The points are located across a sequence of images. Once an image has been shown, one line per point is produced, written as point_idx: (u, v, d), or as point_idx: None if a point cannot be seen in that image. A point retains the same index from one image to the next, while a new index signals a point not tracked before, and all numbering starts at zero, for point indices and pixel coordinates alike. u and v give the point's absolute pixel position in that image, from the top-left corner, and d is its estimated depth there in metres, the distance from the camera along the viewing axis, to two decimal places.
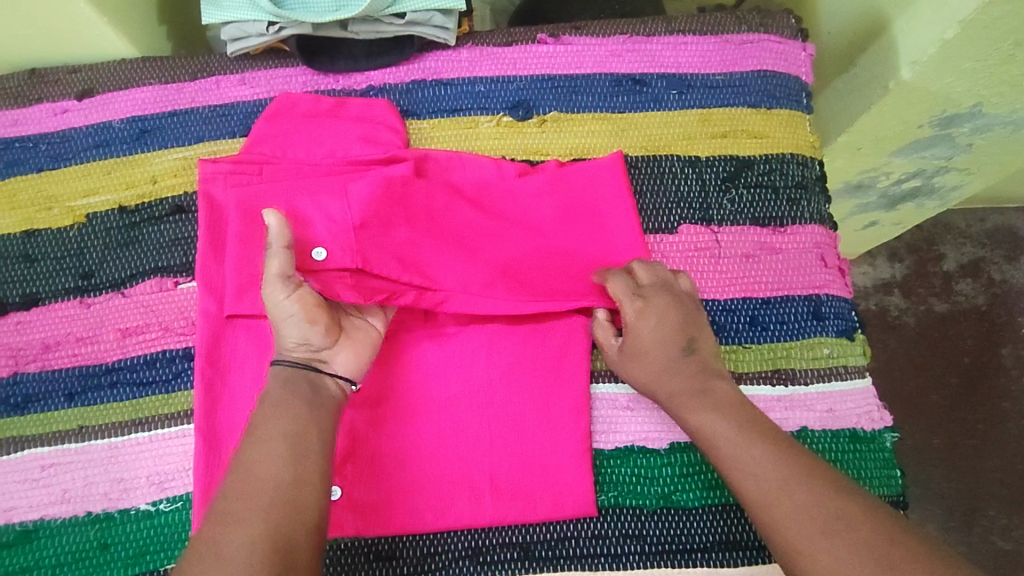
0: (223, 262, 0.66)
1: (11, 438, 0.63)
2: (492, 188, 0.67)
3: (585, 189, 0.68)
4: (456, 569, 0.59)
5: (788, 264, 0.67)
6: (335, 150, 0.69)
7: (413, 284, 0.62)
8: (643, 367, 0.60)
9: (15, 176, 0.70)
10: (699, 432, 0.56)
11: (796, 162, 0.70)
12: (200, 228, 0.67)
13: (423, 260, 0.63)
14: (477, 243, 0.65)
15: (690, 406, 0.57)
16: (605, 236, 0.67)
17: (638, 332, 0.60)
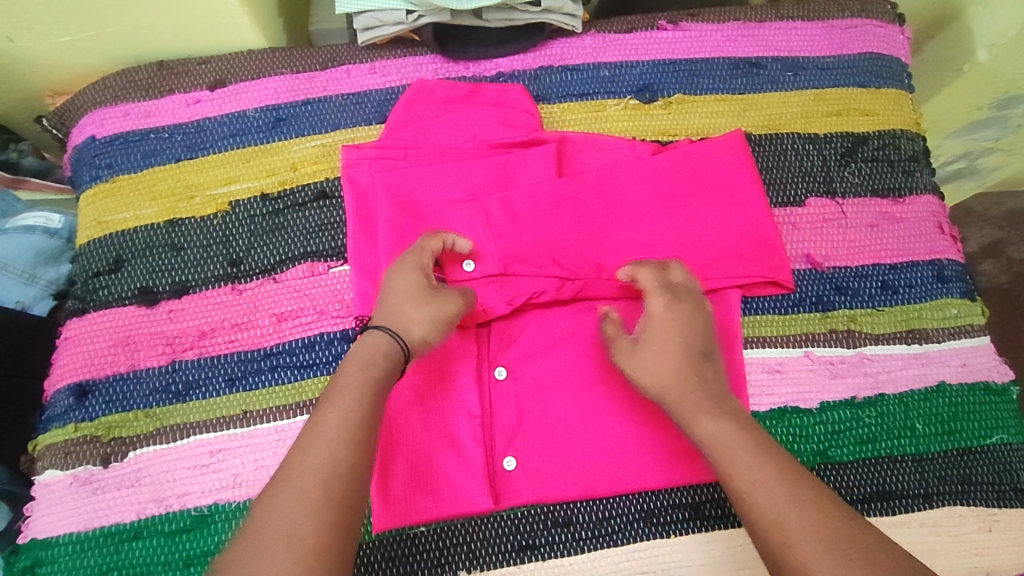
0: (375, 246, 0.66)
1: (175, 426, 0.62)
2: (632, 164, 0.68)
3: (718, 161, 0.69)
4: (632, 533, 0.61)
5: (910, 231, 0.71)
6: (476, 134, 0.71)
7: (553, 276, 0.65)
8: (655, 361, 0.56)
9: (153, 166, 0.70)
10: (705, 440, 0.52)
11: (906, 138, 0.75)
12: (347, 213, 0.67)
13: (560, 251, 0.66)
14: (614, 227, 0.67)
15: (699, 412, 0.53)
16: (740, 208, 0.68)
17: (655, 328, 0.57)
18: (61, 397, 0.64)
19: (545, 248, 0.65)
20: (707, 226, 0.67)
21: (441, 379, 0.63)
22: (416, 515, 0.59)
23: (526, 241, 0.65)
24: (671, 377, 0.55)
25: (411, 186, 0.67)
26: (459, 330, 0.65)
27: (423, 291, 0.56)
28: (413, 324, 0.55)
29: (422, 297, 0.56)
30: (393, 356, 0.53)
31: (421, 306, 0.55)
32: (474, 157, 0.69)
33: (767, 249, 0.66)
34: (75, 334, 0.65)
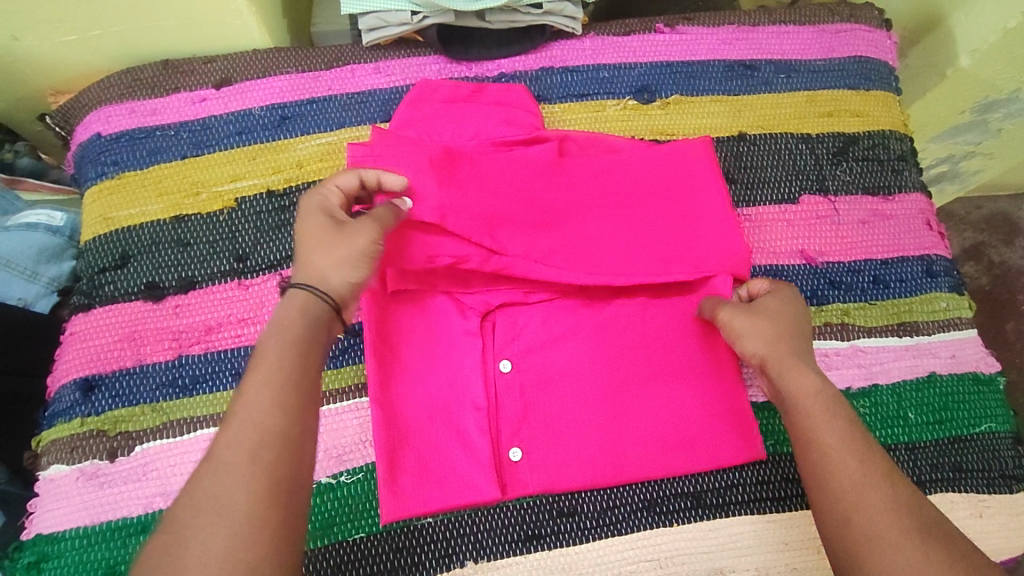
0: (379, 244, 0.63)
1: (182, 420, 0.63)
2: (610, 170, 0.70)
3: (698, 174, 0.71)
4: (636, 521, 0.62)
5: (900, 227, 0.74)
6: (479, 132, 0.72)
7: (480, 246, 0.65)
8: (766, 325, 0.58)
9: (158, 164, 0.71)
10: (801, 397, 0.54)
11: (895, 138, 0.77)
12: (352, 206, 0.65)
13: (496, 224, 0.66)
14: (567, 216, 0.68)
15: (803, 369, 0.56)
16: (705, 212, 0.70)
17: (774, 304, 0.60)
18: (67, 392, 0.64)
19: (481, 215, 0.66)
20: (667, 227, 0.68)
21: (446, 370, 0.64)
22: (422, 504, 0.60)
23: (465, 208, 0.66)
24: (776, 338, 0.57)
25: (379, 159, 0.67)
26: (464, 322, 0.66)
27: (327, 228, 0.53)
28: (319, 265, 0.52)
29: (325, 234, 0.53)
30: (307, 313, 0.50)
31: (326, 244, 0.52)
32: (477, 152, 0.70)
33: (723, 249, 0.68)
34: (81, 330, 0.66)
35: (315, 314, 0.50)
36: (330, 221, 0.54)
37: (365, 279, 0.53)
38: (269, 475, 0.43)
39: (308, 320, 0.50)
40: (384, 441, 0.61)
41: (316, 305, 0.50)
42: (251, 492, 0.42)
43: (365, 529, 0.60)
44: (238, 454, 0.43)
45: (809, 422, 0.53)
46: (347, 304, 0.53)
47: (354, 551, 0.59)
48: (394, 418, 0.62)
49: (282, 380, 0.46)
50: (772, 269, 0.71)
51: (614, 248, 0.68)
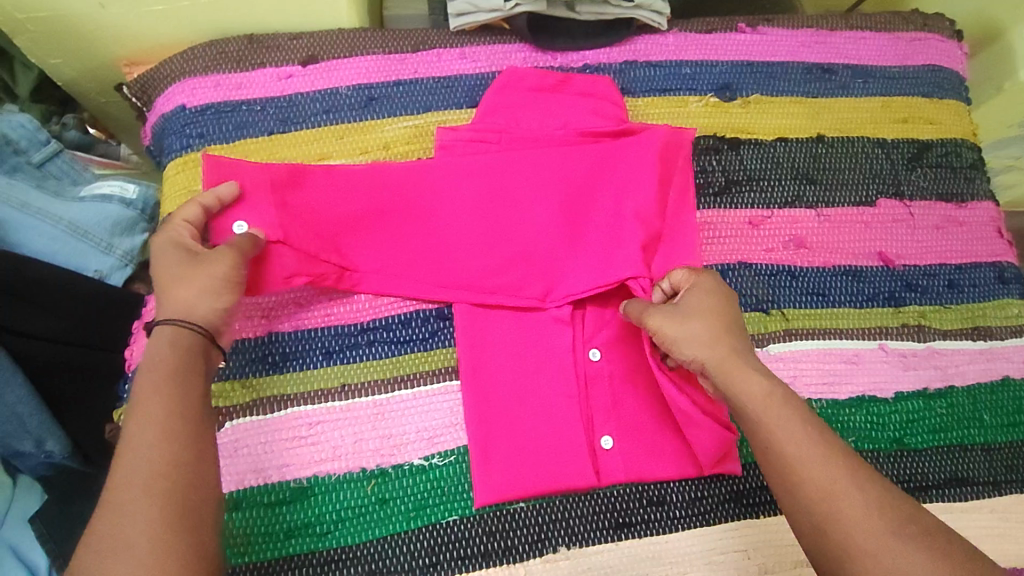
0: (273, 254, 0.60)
1: (273, 396, 0.62)
2: (500, 174, 0.68)
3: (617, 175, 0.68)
4: (723, 512, 0.63)
5: (972, 234, 0.75)
6: (566, 122, 0.73)
7: (333, 264, 0.63)
8: (696, 325, 0.56)
9: (244, 139, 0.71)
10: (747, 401, 0.52)
11: (967, 147, 0.79)
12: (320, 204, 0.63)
13: (345, 237, 0.64)
14: (434, 225, 0.66)
15: (744, 367, 0.54)
16: (613, 207, 0.67)
17: (699, 298, 0.58)
18: None
19: (327, 229, 0.63)
20: (553, 228, 0.67)
21: (536, 355, 0.65)
22: (510, 490, 0.60)
23: (306, 222, 0.62)
24: (708, 337, 0.55)
25: (224, 176, 0.62)
26: (555, 309, 0.66)
27: (179, 261, 0.55)
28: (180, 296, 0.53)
29: (175, 267, 0.54)
30: (173, 347, 0.51)
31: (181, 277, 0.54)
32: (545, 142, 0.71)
33: (620, 248, 0.65)
34: None
35: (183, 347, 0.51)
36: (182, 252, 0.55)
37: (232, 302, 0.55)
38: (168, 506, 0.45)
39: (176, 353, 0.51)
40: (473, 427, 0.62)
41: (186, 336, 0.51)
42: (149, 522, 0.44)
43: (458, 512, 0.60)
44: (131, 494, 0.44)
45: (763, 426, 0.51)
46: (220, 331, 0.54)
47: (447, 533, 0.60)
48: (486, 404, 0.63)
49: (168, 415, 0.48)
50: (851, 270, 0.72)
51: (487, 259, 0.66)
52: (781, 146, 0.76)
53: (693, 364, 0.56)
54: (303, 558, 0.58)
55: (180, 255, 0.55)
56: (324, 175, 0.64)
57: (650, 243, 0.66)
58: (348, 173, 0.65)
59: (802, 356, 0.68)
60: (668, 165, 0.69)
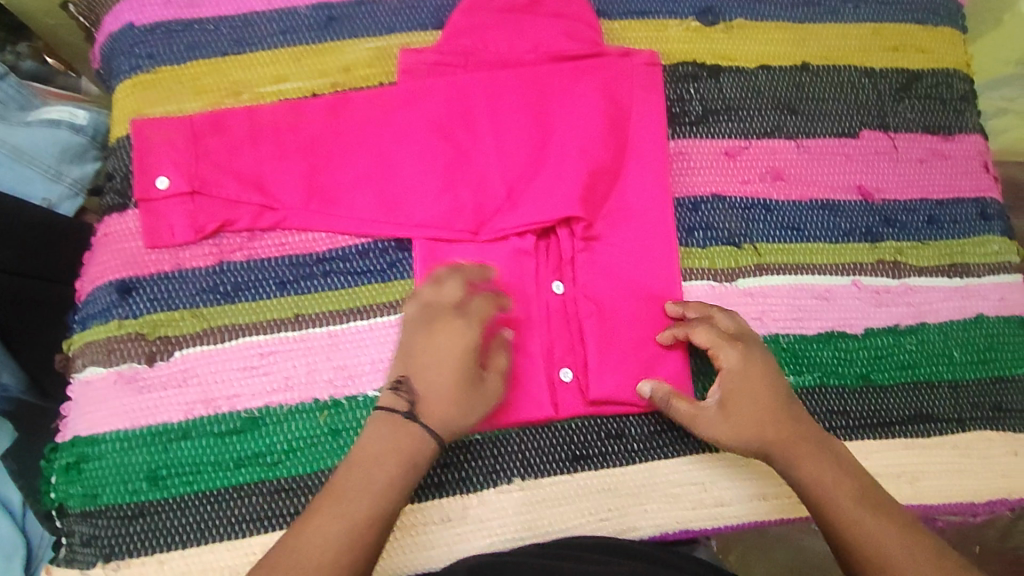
0: (177, 203, 0.62)
1: (224, 326, 0.61)
2: (433, 107, 0.65)
3: (567, 106, 0.66)
4: (682, 446, 0.62)
5: (957, 169, 0.72)
6: (538, 45, 0.68)
7: (254, 201, 0.62)
8: (746, 414, 0.57)
9: (197, 60, 0.67)
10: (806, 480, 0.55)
11: (959, 77, 0.75)
12: (236, 145, 0.63)
13: (264, 174, 0.63)
14: (365, 157, 0.64)
15: (804, 450, 0.56)
16: (549, 149, 0.65)
17: (743, 379, 0.58)
18: (103, 293, 0.61)
19: (241, 169, 0.63)
20: (486, 161, 0.65)
21: (497, 290, 0.63)
22: None
23: (222, 166, 0.63)
24: (765, 427, 0.57)
25: (147, 137, 0.63)
26: (518, 241, 0.64)
27: (452, 342, 0.56)
28: (430, 380, 0.55)
29: (440, 346, 0.56)
30: (393, 427, 0.54)
31: (433, 359, 0.56)
32: (502, 68, 0.67)
33: (554, 190, 0.63)
34: (115, 231, 0.63)
35: (405, 434, 0.53)
36: (460, 329, 0.57)
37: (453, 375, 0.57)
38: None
39: (397, 437, 0.53)
40: None
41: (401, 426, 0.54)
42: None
43: None
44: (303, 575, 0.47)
45: (833, 507, 0.53)
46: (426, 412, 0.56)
47: None
48: None
49: (366, 475, 0.52)
50: (828, 204, 0.69)
51: (416, 191, 0.63)
52: (764, 74, 0.72)
53: (751, 450, 0.58)
54: (256, 487, 0.58)
55: (458, 335, 0.57)
56: (248, 120, 0.64)
57: (587, 184, 0.64)
58: (272, 116, 0.65)
59: (772, 292, 0.66)
60: (614, 102, 0.67)
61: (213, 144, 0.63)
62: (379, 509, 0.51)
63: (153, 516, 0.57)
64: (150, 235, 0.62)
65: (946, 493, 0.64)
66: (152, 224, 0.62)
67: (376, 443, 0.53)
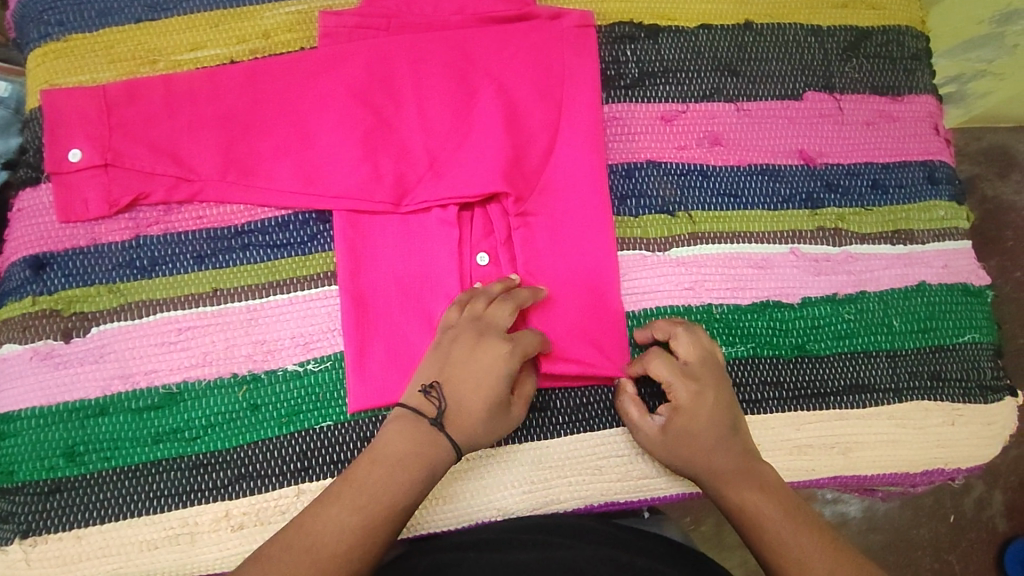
0: (89, 175, 0.60)
1: (141, 301, 0.60)
2: (354, 72, 0.63)
3: (493, 71, 0.64)
4: (610, 418, 0.61)
5: (906, 131, 0.69)
6: (465, 6, 0.66)
7: (167, 172, 0.60)
8: (687, 448, 0.56)
9: (110, 27, 0.65)
10: (734, 509, 0.54)
11: (911, 34, 0.72)
12: (149, 114, 0.61)
13: (178, 144, 0.61)
14: (283, 126, 0.62)
15: (738, 480, 0.55)
16: (475, 117, 0.63)
17: (693, 413, 0.56)
18: (17, 270, 0.60)
19: (154, 138, 0.61)
20: (409, 129, 0.63)
21: (419, 261, 0.61)
22: (387, 393, 0.59)
23: (135, 136, 0.61)
24: (706, 459, 0.55)
25: (59, 107, 0.61)
26: (442, 211, 0.62)
27: (492, 365, 0.54)
28: (470, 396, 0.53)
29: (481, 366, 0.54)
30: (414, 430, 0.52)
31: (475, 374, 0.54)
32: (426, 31, 0.65)
33: (479, 160, 0.61)
34: (28, 206, 0.61)
35: (426, 442, 0.52)
36: (506, 355, 0.54)
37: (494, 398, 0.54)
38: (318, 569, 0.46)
39: (415, 437, 0.52)
40: (353, 337, 0.59)
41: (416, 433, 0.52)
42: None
43: (333, 418, 0.59)
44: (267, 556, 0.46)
45: (760, 535, 0.53)
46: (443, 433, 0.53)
47: (321, 438, 0.59)
48: (364, 310, 0.60)
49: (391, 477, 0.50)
50: (768, 169, 0.67)
51: (336, 161, 0.62)
52: (704, 34, 0.69)
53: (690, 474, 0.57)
54: (175, 462, 0.58)
55: (496, 361, 0.54)
56: (162, 88, 0.62)
57: (513, 152, 0.62)
58: (187, 83, 0.62)
59: (707, 261, 0.65)
60: (544, 66, 0.64)
61: (124, 114, 0.61)
62: (369, 494, 0.49)
63: (71, 492, 0.57)
64: (63, 209, 0.60)
65: (881, 463, 0.63)
66: (66, 198, 0.60)
67: (403, 447, 0.51)
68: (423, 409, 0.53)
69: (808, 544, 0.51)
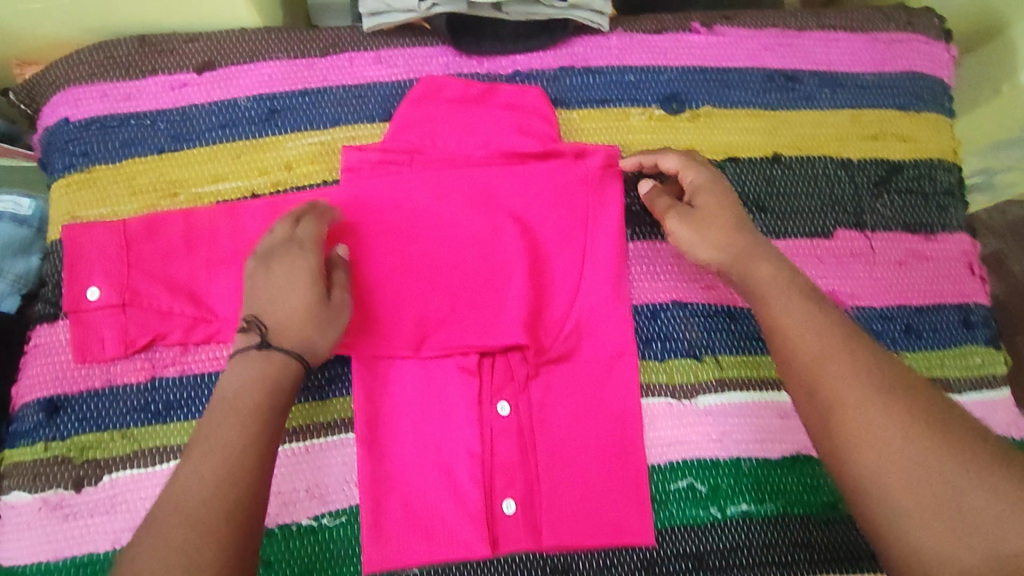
0: (106, 316, 0.60)
1: (154, 448, 0.59)
2: (376, 210, 0.62)
3: (516, 211, 0.63)
4: None
5: (939, 271, 0.68)
6: (489, 141, 0.65)
7: (186, 313, 0.60)
8: (712, 233, 0.57)
9: (132, 157, 0.64)
10: (764, 278, 0.53)
11: (943, 169, 0.70)
12: (167, 252, 0.60)
13: (198, 283, 0.60)
14: None
15: (758, 257, 0.55)
16: (498, 259, 0.62)
17: (707, 187, 0.59)
18: (30, 412, 0.59)
19: (174, 278, 0.60)
20: (430, 269, 0.62)
21: (439, 409, 0.60)
22: (404, 554, 0.57)
23: (154, 273, 0.60)
24: (725, 241, 0.56)
25: (79, 245, 0.61)
26: (462, 358, 0.61)
27: (289, 272, 0.55)
28: (281, 308, 0.53)
29: (281, 280, 0.54)
30: (247, 364, 0.51)
31: (277, 292, 0.54)
32: (451, 168, 0.64)
33: (502, 307, 0.61)
34: (44, 344, 0.61)
35: (270, 364, 0.52)
36: (300, 260, 0.55)
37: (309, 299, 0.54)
38: None
39: (250, 373, 0.51)
40: (368, 489, 0.58)
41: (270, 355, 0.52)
42: None
43: None
44: None
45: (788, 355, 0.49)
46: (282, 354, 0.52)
47: None
48: (382, 461, 0.59)
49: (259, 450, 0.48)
50: None
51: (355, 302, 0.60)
52: (731, 167, 0.68)
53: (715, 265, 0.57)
54: None
55: (294, 267, 0.55)
56: (184, 224, 0.62)
57: (536, 299, 0.61)
58: (208, 220, 0.62)
59: (734, 411, 0.63)
60: (568, 207, 0.63)
61: (144, 250, 0.60)
62: None
63: None
64: (81, 348, 0.59)
65: None
66: (83, 338, 0.60)
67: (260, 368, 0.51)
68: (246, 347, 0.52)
69: (814, 340, 0.48)
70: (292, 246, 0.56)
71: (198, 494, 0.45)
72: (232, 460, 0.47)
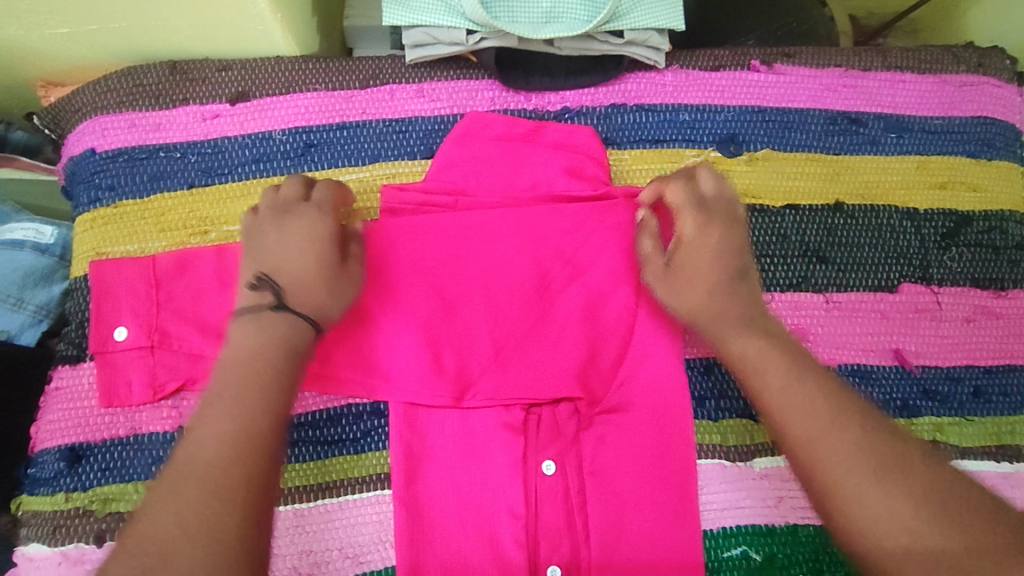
0: (133, 359, 0.57)
1: None
2: (417, 251, 0.59)
3: (564, 257, 0.60)
4: None
5: (1010, 330, 0.64)
6: (536, 183, 0.62)
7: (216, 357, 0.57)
8: (689, 288, 0.54)
9: (161, 191, 0.62)
10: (737, 354, 0.51)
11: (1014, 220, 0.67)
12: (197, 292, 0.57)
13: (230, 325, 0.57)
14: None
15: (736, 330, 0.51)
16: (543, 308, 0.59)
17: (696, 243, 0.54)
18: (51, 460, 0.56)
19: (204, 320, 0.57)
20: (473, 316, 0.59)
21: (480, 466, 0.56)
22: None
23: (184, 314, 0.57)
24: (705, 304, 0.53)
25: (107, 283, 0.58)
26: (505, 413, 0.57)
27: (304, 228, 0.50)
28: (294, 267, 0.49)
29: (296, 238, 0.50)
30: (259, 324, 0.47)
31: (292, 250, 0.50)
32: (496, 210, 0.61)
33: (549, 359, 0.58)
34: (67, 387, 0.58)
35: (282, 327, 0.47)
36: (314, 218, 0.51)
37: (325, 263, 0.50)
38: None
39: (266, 334, 0.46)
40: (405, 550, 0.55)
41: (279, 320, 0.47)
42: None
43: None
44: None
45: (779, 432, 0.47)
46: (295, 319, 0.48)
47: None
48: (419, 521, 0.55)
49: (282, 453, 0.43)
50: (858, 370, 0.61)
51: (394, 349, 0.57)
52: (790, 215, 0.64)
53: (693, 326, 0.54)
54: None
55: (311, 224, 0.51)
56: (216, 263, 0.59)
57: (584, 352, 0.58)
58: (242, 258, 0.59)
59: (791, 474, 0.59)
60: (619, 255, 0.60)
61: (173, 290, 0.57)
62: None
63: None
64: (106, 390, 0.57)
65: None
66: (109, 382, 0.57)
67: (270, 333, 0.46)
68: (260, 305, 0.48)
69: (814, 408, 0.46)
70: (301, 206, 0.52)
71: (222, 454, 0.41)
72: (257, 423, 0.43)
